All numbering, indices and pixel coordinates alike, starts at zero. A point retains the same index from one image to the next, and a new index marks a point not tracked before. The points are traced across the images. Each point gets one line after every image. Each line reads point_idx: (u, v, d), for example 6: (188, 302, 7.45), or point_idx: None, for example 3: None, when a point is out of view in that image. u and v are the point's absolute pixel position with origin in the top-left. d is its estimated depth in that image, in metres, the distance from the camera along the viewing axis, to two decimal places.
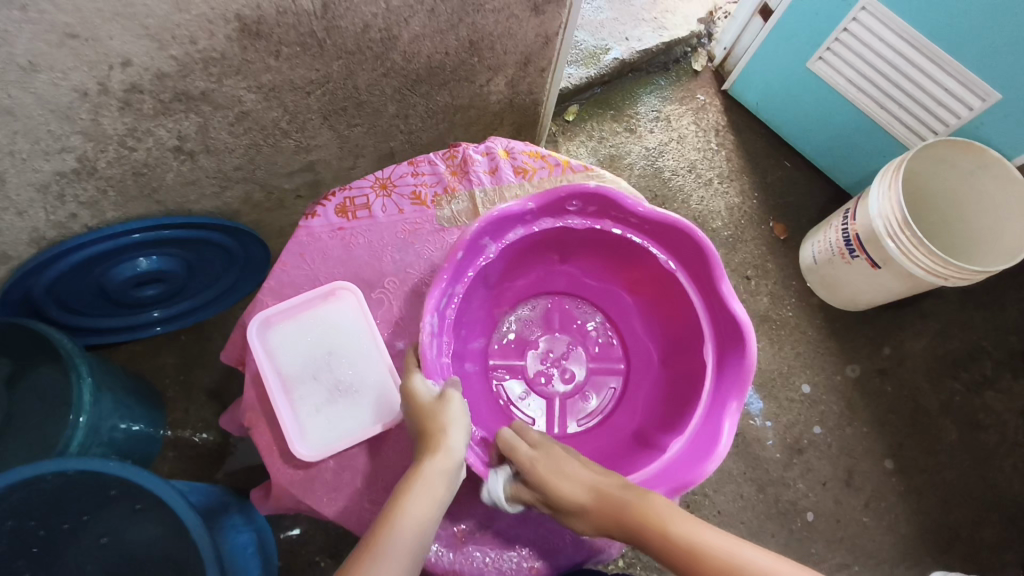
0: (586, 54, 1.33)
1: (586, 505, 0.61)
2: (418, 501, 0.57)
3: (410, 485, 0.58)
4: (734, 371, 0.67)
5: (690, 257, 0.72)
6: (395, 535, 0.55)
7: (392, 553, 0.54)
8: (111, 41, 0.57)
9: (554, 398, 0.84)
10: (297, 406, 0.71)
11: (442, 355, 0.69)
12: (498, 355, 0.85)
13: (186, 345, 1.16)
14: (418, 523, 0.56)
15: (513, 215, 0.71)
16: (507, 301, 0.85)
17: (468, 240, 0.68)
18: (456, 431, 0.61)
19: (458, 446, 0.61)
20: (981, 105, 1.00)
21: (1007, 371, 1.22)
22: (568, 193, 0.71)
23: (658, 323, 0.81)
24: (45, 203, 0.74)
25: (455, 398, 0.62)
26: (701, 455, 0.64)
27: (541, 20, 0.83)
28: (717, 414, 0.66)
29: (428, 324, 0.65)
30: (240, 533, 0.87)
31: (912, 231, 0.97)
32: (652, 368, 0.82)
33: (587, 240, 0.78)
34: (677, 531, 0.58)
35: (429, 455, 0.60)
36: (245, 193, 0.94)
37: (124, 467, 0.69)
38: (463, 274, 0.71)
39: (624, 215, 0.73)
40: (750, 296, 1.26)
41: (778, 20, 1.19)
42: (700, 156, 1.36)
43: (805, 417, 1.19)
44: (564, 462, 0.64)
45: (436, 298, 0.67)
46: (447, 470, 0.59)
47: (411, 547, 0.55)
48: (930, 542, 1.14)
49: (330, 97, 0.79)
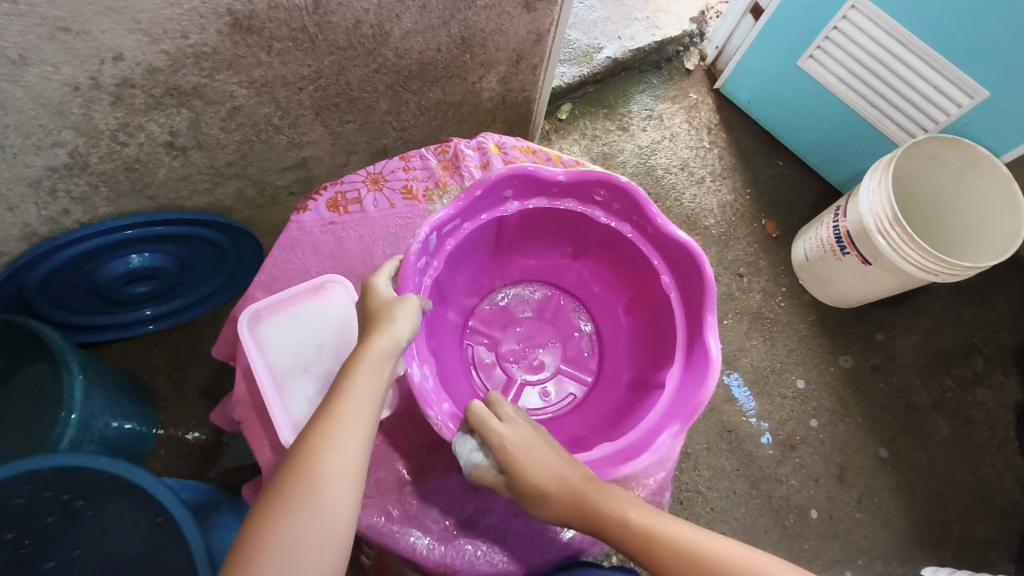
0: (578, 53, 1.34)
1: (547, 489, 0.59)
2: (370, 377, 0.57)
3: (359, 362, 0.58)
4: (685, 398, 0.64)
5: (690, 286, 0.70)
6: (348, 405, 0.55)
7: (349, 420, 0.54)
8: (103, 35, 0.57)
9: (515, 380, 0.83)
10: (287, 398, 0.70)
11: (425, 274, 0.70)
12: (482, 321, 0.86)
13: (180, 343, 1.16)
14: (372, 395, 0.57)
15: (542, 180, 0.72)
16: (510, 275, 0.86)
17: (491, 181, 0.69)
18: (404, 320, 0.61)
19: (404, 329, 0.61)
20: (969, 103, 1.01)
21: (997, 367, 1.23)
22: (598, 178, 0.72)
23: (638, 343, 0.80)
24: (37, 198, 0.75)
25: (409, 299, 0.63)
26: (621, 460, 0.63)
27: (532, 18, 0.83)
28: (651, 431, 0.64)
29: (422, 235, 0.66)
30: (232, 530, 0.86)
31: (902, 228, 0.97)
32: (614, 388, 0.81)
33: (603, 238, 0.78)
34: (636, 519, 0.57)
35: (372, 336, 0.60)
36: (238, 190, 0.94)
37: (111, 461, 0.69)
38: (476, 215, 0.73)
39: (644, 222, 0.73)
40: (743, 294, 1.26)
41: (768, 19, 1.20)
42: (692, 154, 1.36)
43: (798, 415, 1.19)
44: (532, 444, 0.61)
45: (442, 216, 0.67)
46: (391, 350, 0.59)
47: (369, 411, 0.56)
48: (923, 538, 1.14)
49: (323, 93, 0.80)
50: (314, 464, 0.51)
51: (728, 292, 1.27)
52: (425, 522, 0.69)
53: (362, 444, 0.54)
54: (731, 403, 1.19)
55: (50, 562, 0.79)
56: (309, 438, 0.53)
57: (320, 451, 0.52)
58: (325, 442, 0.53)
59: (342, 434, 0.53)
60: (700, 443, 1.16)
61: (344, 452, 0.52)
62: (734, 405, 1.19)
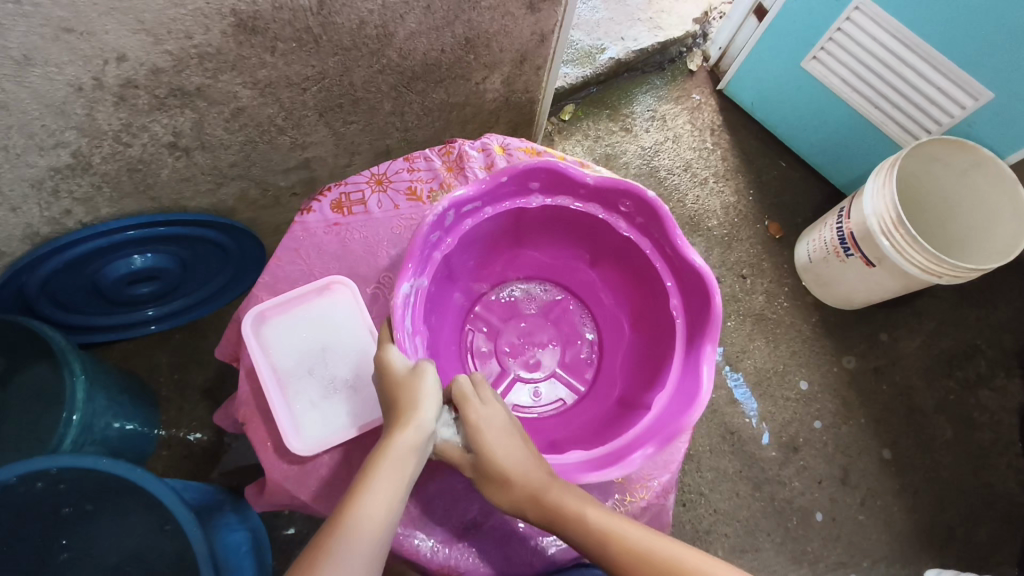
0: (581, 54, 1.34)
1: (510, 476, 0.58)
2: (393, 473, 0.56)
3: (382, 460, 0.57)
4: (668, 420, 0.64)
5: (695, 314, 0.69)
6: (369, 504, 0.54)
7: (367, 526, 0.52)
8: (106, 35, 0.57)
9: (508, 373, 0.84)
10: (291, 400, 0.71)
11: (437, 248, 0.71)
12: (488, 310, 0.86)
13: (181, 344, 1.15)
14: (393, 493, 0.55)
15: (569, 179, 0.72)
16: (522, 269, 0.86)
17: (518, 169, 0.70)
18: (429, 405, 0.60)
19: (428, 421, 0.59)
20: (973, 104, 1.01)
21: (1001, 369, 1.23)
22: (624, 189, 0.71)
23: (636, 362, 0.79)
24: (39, 199, 0.74)
25: (429, 372, 0.61)
26: (594, 466, 0.63)
27: (536, 19, 0.83)
28: (628, 445, 0.64)
29: (438, 209, 0.67)
30: (234, 531, 0.86)
31: (906, 230, 0.97)
32: (604, 402, 0.80)
33: (620, 248, 0.77)
34: (593, 517, 0.57)
35: (399, 429, 0.58)
36: (241, 190, 0.93)
37: (113, 463, 0.69)
38: (500, 202, 0.74)
39: (662, 240, 0.72)
40: (745, 296, 1.26)
41: (772, 21, 1.19)
42: (695, 155, 1.36)
43: (801, 417, 1.19)
44: (506, 430, 0.61)
45: (464, 194, 0.69)
46: (416, 446, 0.58)
47: (388, 512, 0.54)
48: (926, 540, 1.14)
49: (327, 93, 0.80)
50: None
51: (730, 293, 1.26)
52: (429, 524, 0.68)
53: (379, 555, 0.52)
54: (733, 405, 1.19)
55: (61, 559, 0.79)
56: (324, 544, 0.51)
57: (335, 560, 0.50)
58: (342, 550, 0.50)
59: (360, 542, 0.51)
60: (703, 445, 1.16)
61: (359, 563, 0.51)
62: (736, 407, 1.19)
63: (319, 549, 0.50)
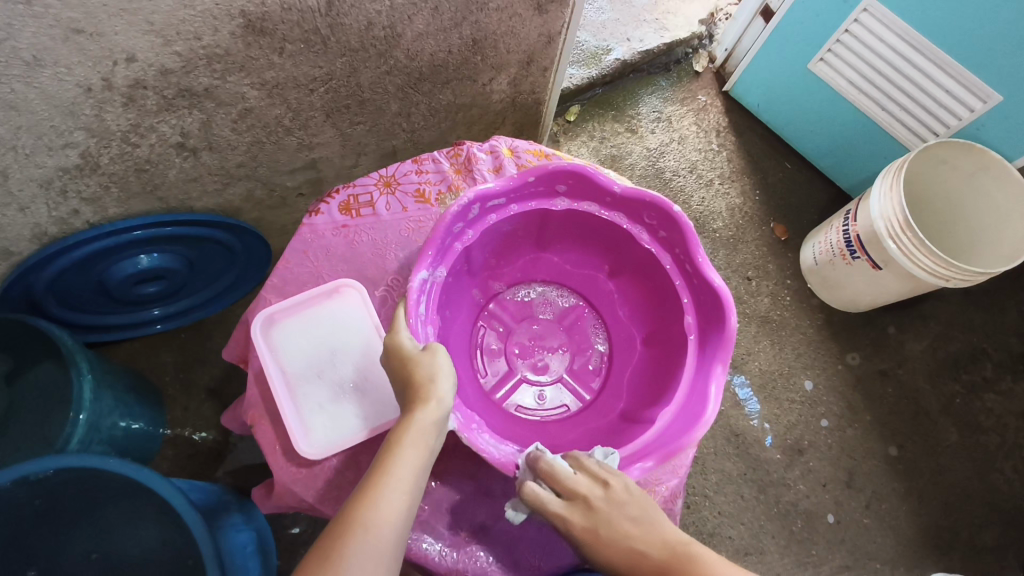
0: (587, 55, 1.33)
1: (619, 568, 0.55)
2: (412, 452, 0.56)
3: (405, 435, 0.57)
4: (671, 438, 0.63)
5: (709, 333, 0.68)
6: (391, 484, 0.54)
7: (394, 497, 0.53)
8: (116, 36, 0.57)
9: (515, 373, 0.84)
10: (300, 403, 0.71)
11: (457, 240, 0.71)
12: (503, 308, 0.86)
13: (186, 343, 1.15)
14: (415, 471, 0.55)
15: (596, 187, 0.73)
16: (542, 271, 0.86)
17: (544, 170, 0.71)
18: (445, 382, 0.59)
19: (448, 395, 0.59)
20: (982, 107, 1.00)
21: (1007, 372, 1.23)
22: (649, 201, 0.71)
23: (646, 378, 0.78)
24: (48, 199, 0.74)
25: (441, 352, 0.61)
26: None
27: (544, 20, 0.83)
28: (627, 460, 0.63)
29: (460, 202, 0.68)
30: (240, 532, 0.86)
31: (914, 232, 0.97)
32: (608, 415, 0.79)
33: (642, 261, 0.77)
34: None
35: (418, 408, 0.58)
36: (247, 191, 0.94)
37: (120, 463, 0.69)
38: (524, 203, 0.74)
39: (684, 257, 0.72)
40: (751, 297, 1.26)
41: (779, 22, 1.19)
42: (701, 156, 1.36)
43: (807, 418, 1.19)
44: (594, 523, 0.56)
45: (489, 189, 0.70)
46: (436, 423, 0.58)
47: (410, 490, 0.55)
48: (931, 544, 1.14)
49: (334, 94, 0.80)
50: (356, 550, 0.50)
51: (736, 295, 1.26)
52: (437, 528, 0.68)
53: (402, 532, 0.53)
54: (738, 407, 1.18)
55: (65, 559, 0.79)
56: (352, 518, 0.52)
57: (365, 533, 0.51)
58: (369, 524, 0.51)
59: (389, 514, 0.52)
60: (707, 446, 1.16)
61: (385, 539, 0.51)
62: (740, 409, 1.19)
63: (348, 524, 0.51)
